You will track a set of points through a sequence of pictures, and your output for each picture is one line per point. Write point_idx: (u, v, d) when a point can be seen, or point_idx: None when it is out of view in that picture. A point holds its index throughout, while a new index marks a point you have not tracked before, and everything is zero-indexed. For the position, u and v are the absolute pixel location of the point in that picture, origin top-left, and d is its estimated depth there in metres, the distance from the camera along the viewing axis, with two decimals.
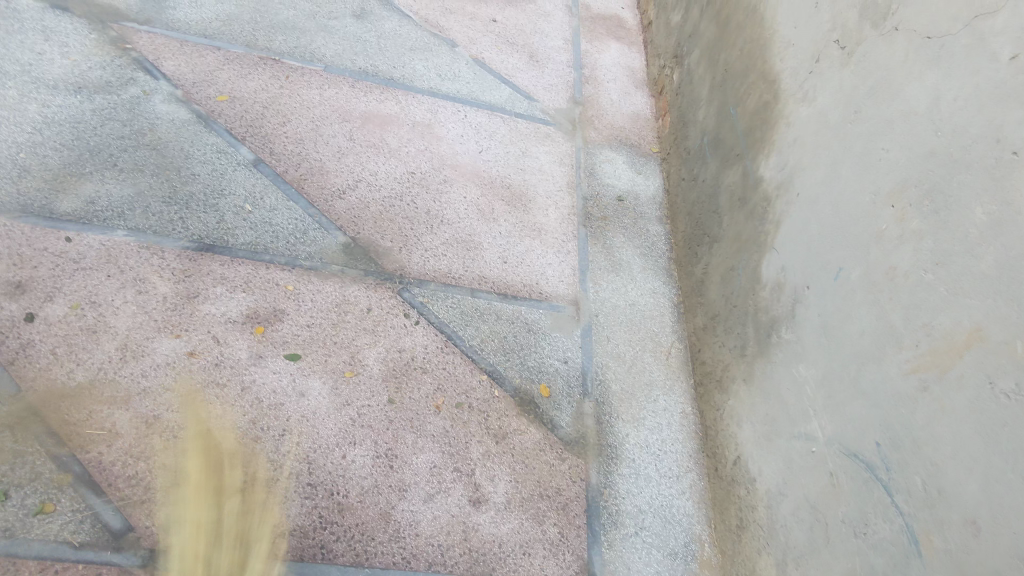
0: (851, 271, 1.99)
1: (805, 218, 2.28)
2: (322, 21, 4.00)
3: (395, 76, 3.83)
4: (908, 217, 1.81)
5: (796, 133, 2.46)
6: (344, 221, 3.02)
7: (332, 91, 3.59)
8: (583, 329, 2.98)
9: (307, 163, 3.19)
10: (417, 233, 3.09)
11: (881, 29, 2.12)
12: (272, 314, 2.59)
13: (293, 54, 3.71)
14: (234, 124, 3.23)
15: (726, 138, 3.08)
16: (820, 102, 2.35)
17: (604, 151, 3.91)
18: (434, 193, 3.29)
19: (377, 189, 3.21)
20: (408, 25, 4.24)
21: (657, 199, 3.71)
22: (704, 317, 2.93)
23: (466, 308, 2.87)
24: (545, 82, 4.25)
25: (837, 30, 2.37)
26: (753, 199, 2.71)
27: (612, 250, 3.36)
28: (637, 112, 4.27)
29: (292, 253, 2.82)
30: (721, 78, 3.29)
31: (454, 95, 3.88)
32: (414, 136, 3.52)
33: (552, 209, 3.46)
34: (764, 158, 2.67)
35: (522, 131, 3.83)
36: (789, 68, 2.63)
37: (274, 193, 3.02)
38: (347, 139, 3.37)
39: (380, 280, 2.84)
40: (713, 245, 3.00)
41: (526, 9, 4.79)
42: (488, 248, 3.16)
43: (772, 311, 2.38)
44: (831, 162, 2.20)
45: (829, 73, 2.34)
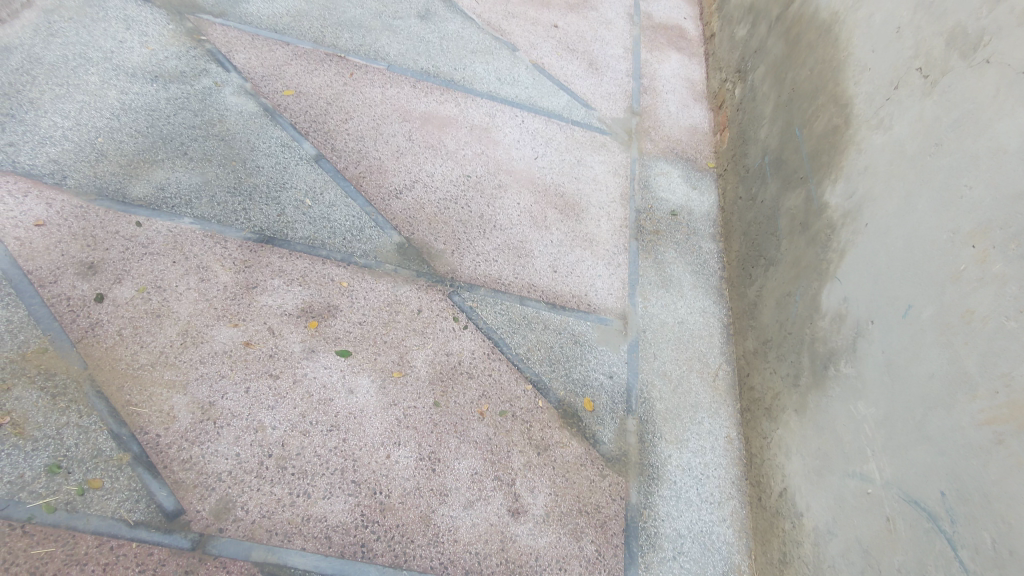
0: (922, 309, 1.93)
1: (873, 250, 2.22)
2: (387, 20, 4.06)
3: (456, 78, 3.86)
4: (991, 259, 1.75)
5: (868, 161, 2.39)
6: (399, 221, 3.05)
7: (394, 90, 3.63)
8: (629, 344, 2.96)
9: (367, 161, 3.24)
10: (469, 237, 3.11)
11: (970, 59, 2.04)
12: (325, 309, 2.64)
13: (358, 52, 3.77)
14: (299, 119, 3.30)
15: (789, 160, 3.02)
16: (896, 131, 2.27)
17: (660, 163, 3.87)
18: (488, 198, 3.31)
19: (432, 190, 3.24)
20: (470, 27, 4.26)
21: (711, 216, 3.66)
22: (755, 341, 2.88)
23: (514, 315, 2.88)
24: (604, 90, 4.22)
25: (919, 58, 2.30)
26: (815, 225, 2.65)
27: (663, 266, 3.33)
28: (695, 126, 4.21)
29: (348, 250, 2.86)
30: (786, 97, 3.23)
31: (512, 99, 3.89)
32: (472, 140, 3.54)
33: (605, 220, 3.44)
34: (830, 184, 2.61)
35: (578, 139, 3.81)
36: (864, 92, 2.56)
37: (334, 189, 3.07)
38: (407, 138, 3.41)
39: (431, 282, 2.87)
40: (769, 268, 2.94)
41: (587, 15, 4.77)
42: (539, 255, 3.16)
43: (830, 343, 2.33)
44: (906, 195, 2.14)
45: (908, 103, 2.26)
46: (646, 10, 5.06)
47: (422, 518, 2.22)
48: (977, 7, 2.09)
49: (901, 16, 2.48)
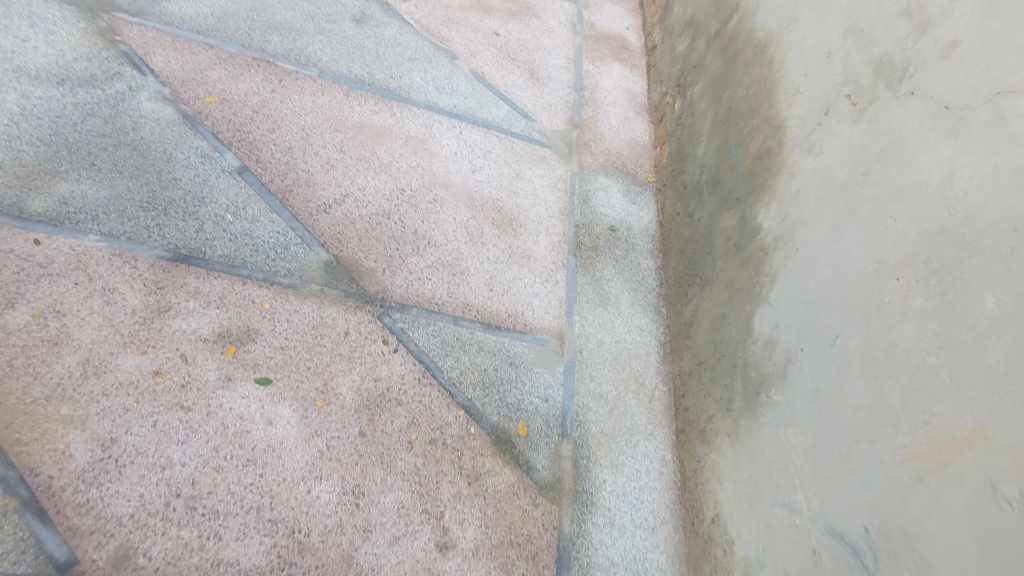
0: (848, 340, 1.92)
1: (803, 276, 2.22)
2: (320, 24, 3.91)
3: (392, 87, 3.74)
4: (913, 293, 1.72)
5: (799, 186, 2.39)
6: (327, 238, 2.92)
7: (326, 98, 3.49)
8: (566, 365, 2.91)
9: (294, 174, 3.09)
10: (402, 254, 3.01)
11: (896, 90, 2.00)
12: (245, 334, 2.50)
13: (288, 57, 3.61)
14: (221, 128, 3.12)
15: (725, 179, 3.02)
16: (826, 158, 2.27)
17: (600, 178, 3.84)
18: (422, 212, 3.21)
19: (364, 205, 3.12)
20: (408, 33, 4.15)
21: (650, 231, 3.65)
22: (690, 362, 2.88)
23: (447, 337, 2.79)
24: (545, 102, 4.17)
25: (848, 84, 2.26)
26: (749, 247, 2.65)
27: (601, 283, 3.29)
28: (635, 139, 4.21)
29: (271, 269, 2.72)
30: (723, 116, 3.23)
31: (450, 110, 3.80)
32: (407, 152, 3.43)
33: (543, 236, 3.39)
34: (763, 207, 2.61)
35: (517, 152, 3.75)
36: (796, 116, 2.55)
37: (257, 204, 2.91)
38: (338, 150, 3.28)
39: (361, 302, 2.76)
40: (705, 288, 2.94)
41: (529, 23, 4.72)
42: (474, 273, 3.07)
43: (762, 368, 2.33)
44: (834, 223, 2.14)
45: (837, 129, 2.25)
46: (588, 20, 5.04)
47: (343, 557, 2.11)
48: (903, 37, 2.04)
49: (831, 41, 2.45)
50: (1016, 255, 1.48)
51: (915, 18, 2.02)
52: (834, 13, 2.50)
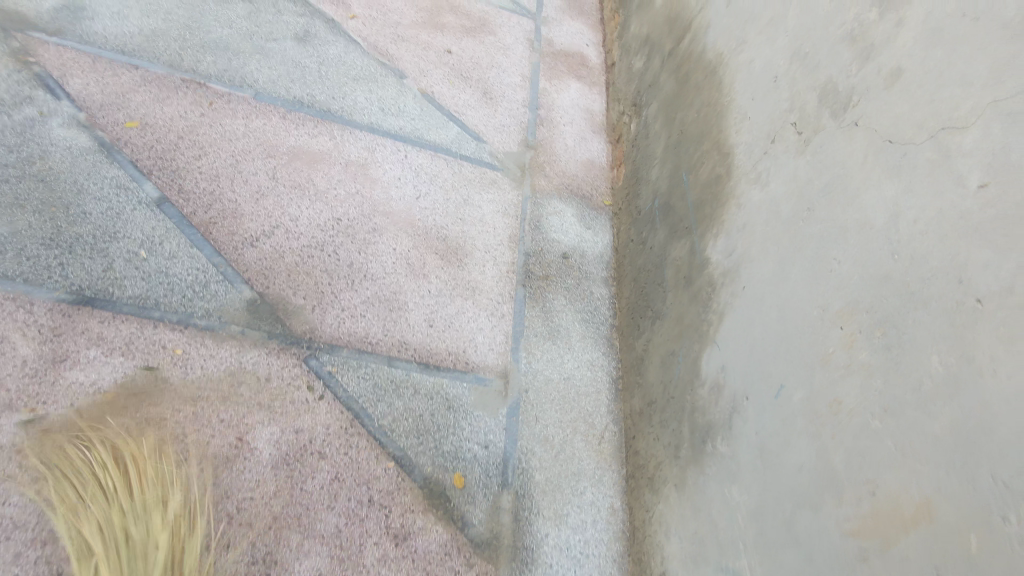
0: (793, 391, 1.76)
1: (749, 317, 2.07)
2: (259, 42, 3.71)
3: (333, 108, 3.56)
4: (858, 346, 1.56)
5: (745, 219, 2.24)
6: (252, 274, 2.72)
7: (259, 121, 3.30)
8: (509, 406, 2.72)
9: (219, 204, 2.89)
10: (334, 289, 2.81)
11: (840, 120, 1.85)
12: (152, 384, 2.29)
13: (221, 77, 3.41)
14: (141, 155, 2.92)
15: (676, 207, 2.87)
16: (772, 190, 2.12)
17: (554, 201, 3.68)
18: (360, 243, 3.02)
19: (295, 236, 2.92)
20: (354, 51, 3.97)
21: (605, 258, 3.50)
22: (641, 401, 2.71)
23: (380, 380, 2.60)
24: (497, 122, 4.01)
25: (794, 112, 2.12)
26: (697, 281, 2.49)
27: (550, 315, 3.12)
28: (592, 160, 4.06)
29: (187, 310, 2.51)
30: (675, 139, 3.09)
31: (395, 132, 3.62)
32: (346, 177, 3.25)
33: (490, 265, 3.21)
34: (711, 239, 2.46)
35: (466, 176, 3.58)
36: (744, 143, 2.40)
37: (176, 238, 2.71)
38: (269, 177, 3.08)
39: (285, 344, 2.56)
40: (655, 321, 2.78)
41: (484, 40, 4.56)
42: (413, 308, 2.89)
43: (708, 415, 2.16)
44: (779, 261, 1.98)
45: (783, 159, 2.10)
46: (547, 36, 4.90)
47: None
48: (847, 64, 1.90)
49: (777, 65, 2.31)
50: (961, 310, 1.33)
51: (859, 43, 1.88)
52: (781, 35, 2.36)
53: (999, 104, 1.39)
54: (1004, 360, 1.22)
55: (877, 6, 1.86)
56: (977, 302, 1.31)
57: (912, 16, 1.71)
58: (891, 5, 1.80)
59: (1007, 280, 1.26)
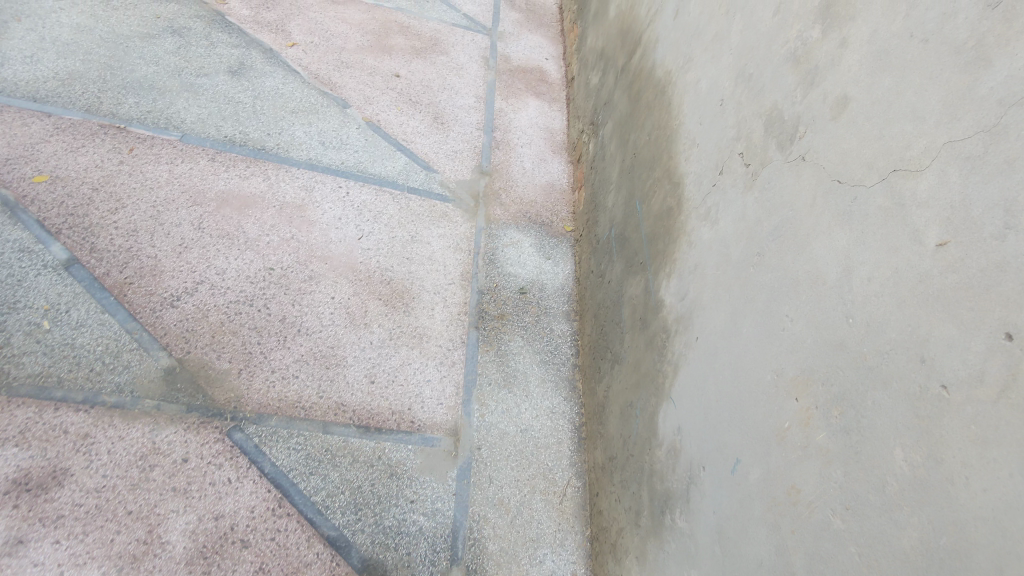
0: (749, 469, 1.54)
1: (704, 373, 1.85)
2: (188, 78, 3.49)
3: (268, 146, 3.34)
4: (815, 425, 1.35)
5: (697, 259, 2.03)
6: (171, 338, 2.49)
7: (185, 166, 3.07)
8: (459, 468, 2.49)
9: (137, 261, 2.66)
10: (264, 349, 2.58)
11: (787, 153, 1.65)
12: (49, 476, 2.06)
13: (144, 120, 3.19)
14: (49, 212, 2.69)
15: (631, 238, 2.66)
16: (723, 228, 1.91)
17: (510, 232, 3.47)
18: (294, 294, 2.79)
19: (222, 292, 2.69)
20: (293, 82, 3.75)
21: (565, 290, 3.28)
22: (603, 454, 2.49)
23: (314, 451, 2.37)
24: (449, 148, 3.79)
25: (741, 140, 1.91)
26: (652, 324, 2.27)
27: (506, 359, 2.89)
28: (552, 183, 3.85)
29: (94, 386, 2.29)
30: (629, 164, 2.88)
31: (337, 166, 3.40)
32: (280, 221, 3.02)
33: (439, 307, 2.98)
34: (664, 279, 2.24)
35: (414, 209, 3.35)
36: (693, 172, 2.19)
37: (85, 303, 2.48)
38: (194, 227, 2.86)
39: (207, 417, 2.34)
40: (614, 365, 2.55)
41: (435, 61, 4.35)
42: (353, 363, 2.66)
43: (667, 482, 1.94)
44: (732, 312, 1.77)
45: (733, 195, 1.89)
46: (503, 52, 4.69)
47: None
48: (791, 89, 1.68)
49: (723, 86, 2.10)
50: (925, 398, 1.11)
51: (803, 65, 1.66)
52: (726, 52, 2.14)
53: (955, 146, 1.17)
54: (977, 468, 1.00)
55: (819, 22, 1.64)
56: (942, 389, 1.09)
57: (855, 36, 1.49)
58: (833, 21, 1.59)
59: (976, 365, 1.04)
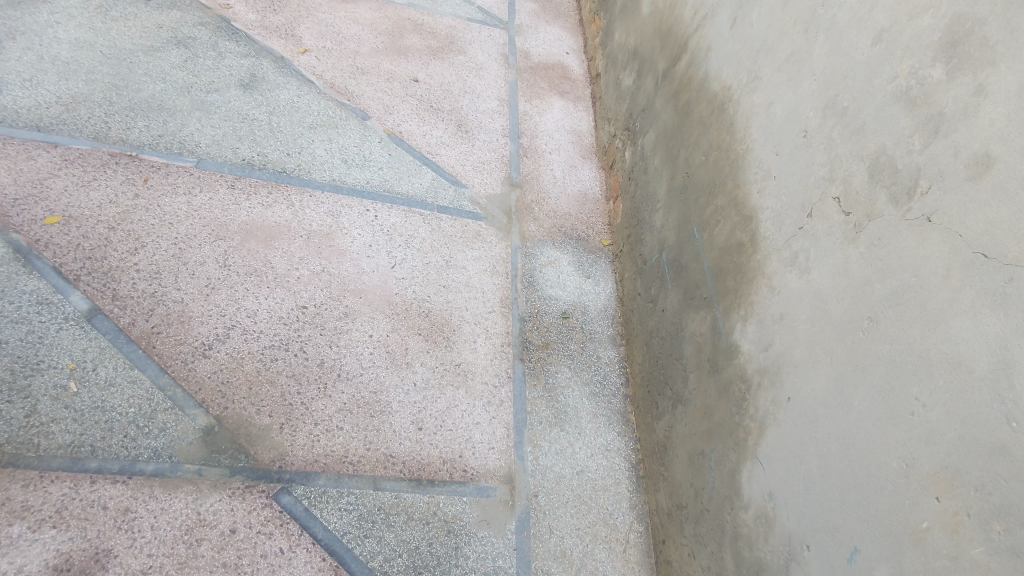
0: (872, 563, 1.41)
1: (801, 439, 1.71)
2: (198, 95, 3.27)
3: (289, 167, 3.14)
4: (967, 534, 1.22)
5: (782, 308, 1.87)
6: (207, 393, 2.34)
7: (204, 196, 2.88)
8: (518, 519, 2.37)
9: (163, 307, 2.49)
10: (305, 399, 2.43)
11: (904, 209, 1.49)
12: (91, 561, 1.92)
13: (156, 146, 2.98)
14: (65, 257, 2.50)
15: (689, 268, 2.49)
16: (816, 279, 1.75)
17: (547, 250, 3.30)
18: (330, 334, 2.63)
19: (255, 336, 2.53)
20: (309, 93, 3.53)
21: (608, 312, 3.13)
22: (669, 500, 2.37)
23: (365, 511, 2.25)
24: (476, 159, 3.59)
25: (835, 182, 1.74)
26: (725, 370, 2.12)
27: (555, 394, 2.76)
28: (584, 193, 3.67)
29: (130, 454, 2.14)
30: (681, 183, 2.70)
31: (362, 187, 3.20)
32: (308, 253, 2.84)
33: (481, 339, 2.83)
34: (737, 322, 2.09)
35: (446, 230, 3.17)
36: (769, 207, 2.02)
37: (113, 359, 2.32)
38: (220, 265, 2.68)
39: (252, 480, 2.20)
40: (677, 405, 2.42)
41: (453, 61, 4.12)
42: (398, 409, 2.51)
43: (757, 551, 1.82)
44: (834, 379, 1.62)
45: (827, 244, 1.73)
46: (523, 48, 4.46)
47: None
48: (906, 134, 1.51)
49: (806, 115, 1.91)
50: None
51: (921, 108, 1.49)
52: (807, 76, 1.95)
53: None
54: None
55: (942, 60, 1.46)
56: None
57: (997, 84, 1.32)
58: (963, 62, 1.41)
59: None
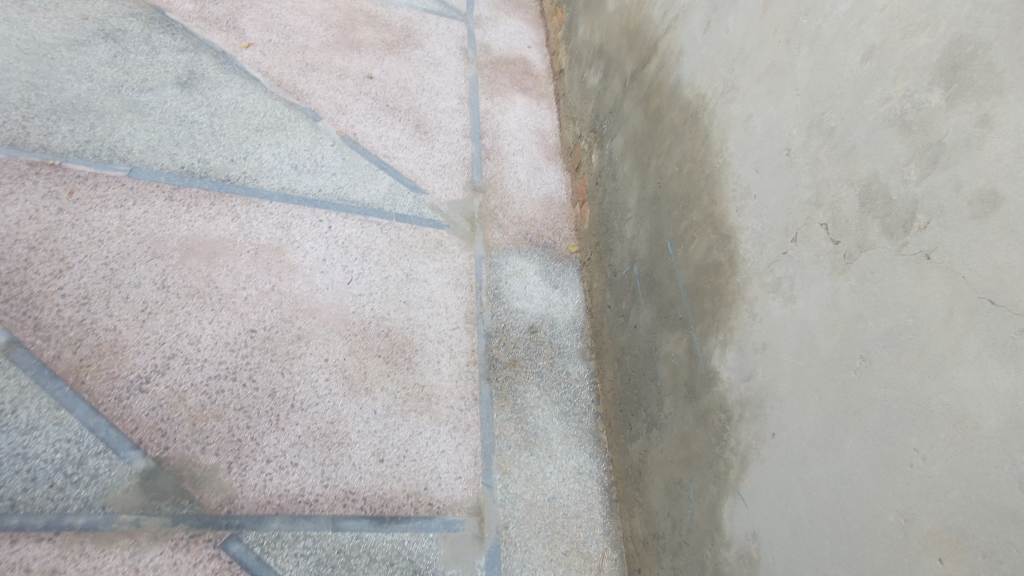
0: None
1: (786, 480, 1.62)
2: (130, 95, 2.99)
3: (233, 175, 2.91)
4: None
5: (765, 337, 1.77)
6: (144, 433, 2.13)
7: (138, 208, 2.63)
8: (488, 554, 2.25)
9: (94, 337, 2.26)
10: (255, 434, 2.24)
11: (900, 243, 1.40)
12: None
13: (83, 153, 2.71)
14: None
15: (663, 284, 2.39)
16: (802, 310, 1.66)
17: (512, 258, 3.15)
18: (282, 360, 2.43)
19: (198, 366, 2.32)
20: (254, 91, 3.29)
21: (576, 325, 3.02)
22: (644, 528, 2.28)
23: (324, 556, 2.08)
24: (436, 163, 3.41)
25: (822, 207, 1.64)
26: (703, 397, 2.02)
27: (524, 415, 2.63)
28: (550, 196, 3.53)
29: (57, 506, 1.93)
30: (652, 193, 2.58)
31: (315, 195, 2.99)
32: (256, 270, 2.63)
33: (445, 359, 2.67)
34: (716, 347, 1.99)
35: (405, 241, 2.99)
36: (749, 228, 1.91)
37: (36, 397, 2.09)
38: (158, 286, 2.45)
39: (197, 528, 2.02)
40: (652, 428, 2.32)
41: (410, 56, 3.91)
42: (358, 440, 2.34)
43: None
44: (824, 419, 1.53)
45: (814, 273, 1.63)
46: (483, 42, 4.27)
47: None
48: (901, 163, 1.42)
49: (788, 133, 1.81)
50: None
51: (917, 135, 1.40)
52: (789, 90, 1.84)
53: None
54: None
55: (941, 84, 1.37)
56: None
57: (1004, 116, 1.23)
58: (964, 90, 1.32)
59: None
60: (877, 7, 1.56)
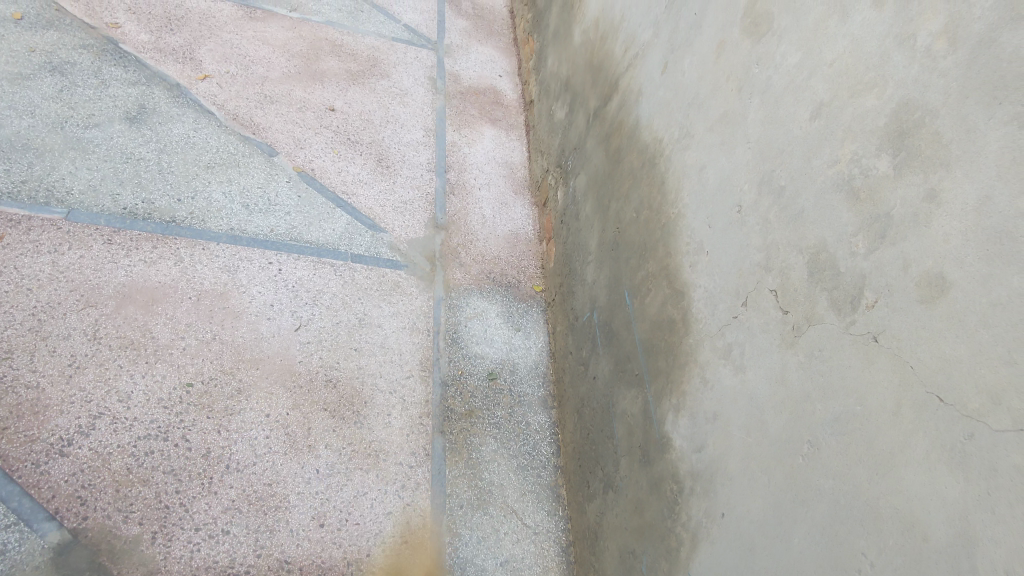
0: None
1: (735, 567, 1.50)
2: (74, 132, 2.88)
3: (179, 216, 2.79)
4: None
5: (716, 407, 1.65)
6: (62, 502, 1.98)
7: (73, 253, 2.51)
8: None
9: (13, 396, 2.12)
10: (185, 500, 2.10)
11: (847, 321, 1.29)
12: None
13: (17, 195, 2.59)
14: None
15: (620, 335, 2.27)
16: (751, 382, 1.54)
17: (473, 300, 3.03)
18: (219, 416, 2.30)
19: (126, 425, 2.18)
20: (207, 126, 3.18)
21: (538, 370, 2.90)
22: None
23: None
24: (397, 199, 3.30)
25: (771, 271, 1.53)
26: (656, 463, 1.90)
27: (478, 471, 2.50)
28: (515, 233, 3.42)
29: None
30: (612, 238, 2.47)
31: (266, 235, 2.88)
32: (197, 318, 2.51)
33: (397, 410, 2.55)
34: (669, 410, 1.87)
35: (360, 283, 2.87)
36: (701, 285, 1.80)
37: None
38: (88, 338, 2.32)
39: None
40: (608, 490, 2.19)
41: (375, 86, 3.81)
42: (297, 503, 2.21)
43: None
44: (773, 505, 1.41)
45: (764, 343, 1.52)
46: (452, 71, 4.18)
47: None
48: (849, 233, 1.31)
49: (739, 188, 1.71)
50: None
51: (865, 204, 1.29)
52: (740, 142, 1.74)
53: None
54: None
55: (888, 151, 1.26)
56: None
57: (952, 193, 1.13)
58: (912, 159, 1.21)
59: None
60: (825, 61, 1.46)
